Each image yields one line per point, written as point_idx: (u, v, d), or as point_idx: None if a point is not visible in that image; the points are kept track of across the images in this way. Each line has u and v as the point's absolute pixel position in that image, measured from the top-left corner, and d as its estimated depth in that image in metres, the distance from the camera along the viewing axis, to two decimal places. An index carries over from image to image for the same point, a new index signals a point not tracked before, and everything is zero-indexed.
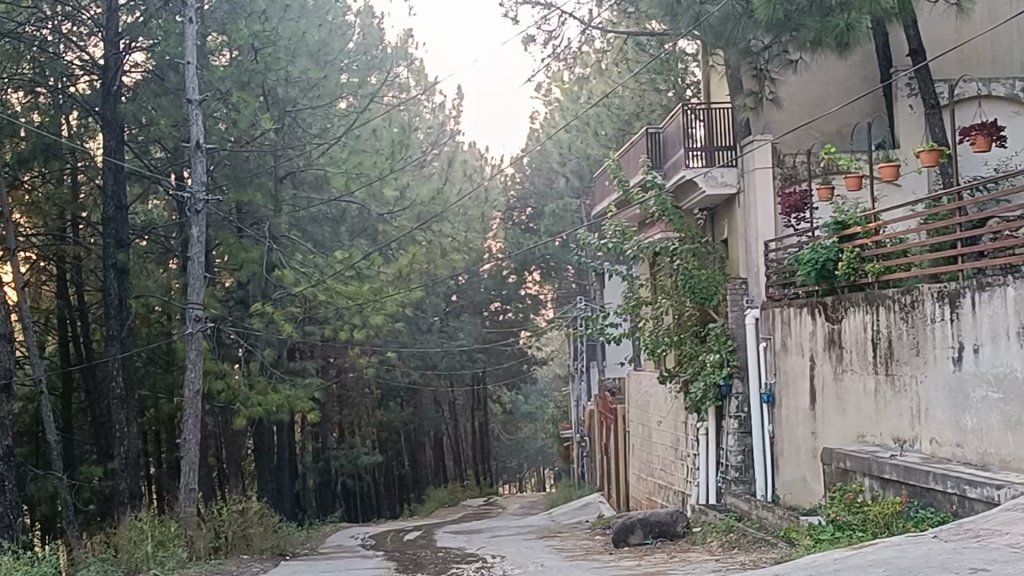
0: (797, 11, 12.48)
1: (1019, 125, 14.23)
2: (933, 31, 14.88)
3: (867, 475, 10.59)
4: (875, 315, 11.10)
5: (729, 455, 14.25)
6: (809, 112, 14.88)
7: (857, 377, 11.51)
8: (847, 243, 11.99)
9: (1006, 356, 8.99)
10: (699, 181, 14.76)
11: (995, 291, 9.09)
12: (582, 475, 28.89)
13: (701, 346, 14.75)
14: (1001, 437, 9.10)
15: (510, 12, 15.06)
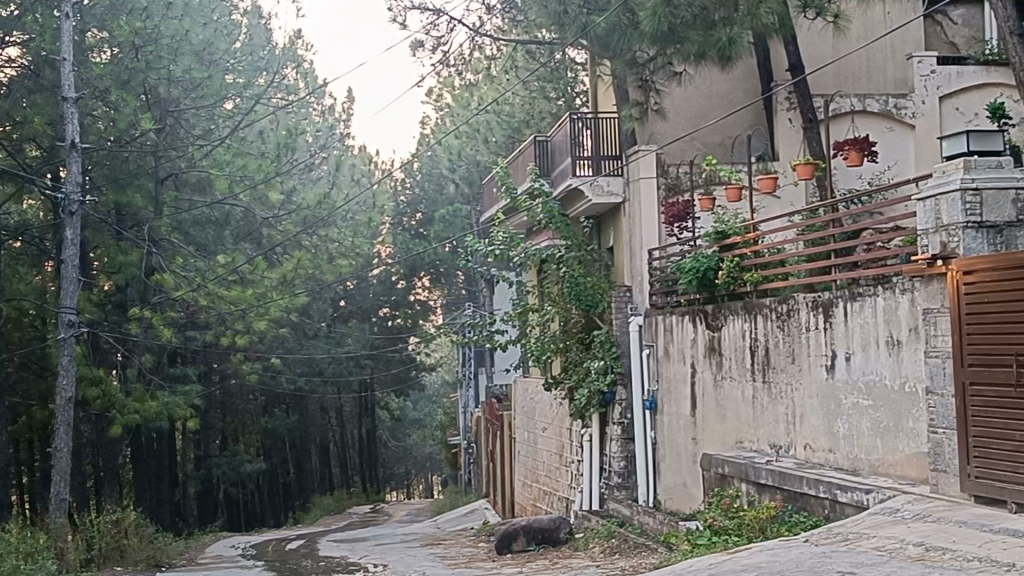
0: (682, 24, 12.70)
1: (890, 141, 14.86)
2: (810, 43, 15.25)
3: (744, 481, 10.80)
4: (752, 323, 11.36)
5: (613, 461, 14.41)
6: (693, 124, 15.09)
7: (735, 385, 11.74)
8: (727, 253, 12.27)
9: (876, 364, 9.35)
10: (586, 189, 14.88)
11: (866, 300, 9.47)
12: (469, 482, 28.85)
13: (586, 353, 14.87)
14: (871, 443, 9.43)
15: (398, 17, 14.95)
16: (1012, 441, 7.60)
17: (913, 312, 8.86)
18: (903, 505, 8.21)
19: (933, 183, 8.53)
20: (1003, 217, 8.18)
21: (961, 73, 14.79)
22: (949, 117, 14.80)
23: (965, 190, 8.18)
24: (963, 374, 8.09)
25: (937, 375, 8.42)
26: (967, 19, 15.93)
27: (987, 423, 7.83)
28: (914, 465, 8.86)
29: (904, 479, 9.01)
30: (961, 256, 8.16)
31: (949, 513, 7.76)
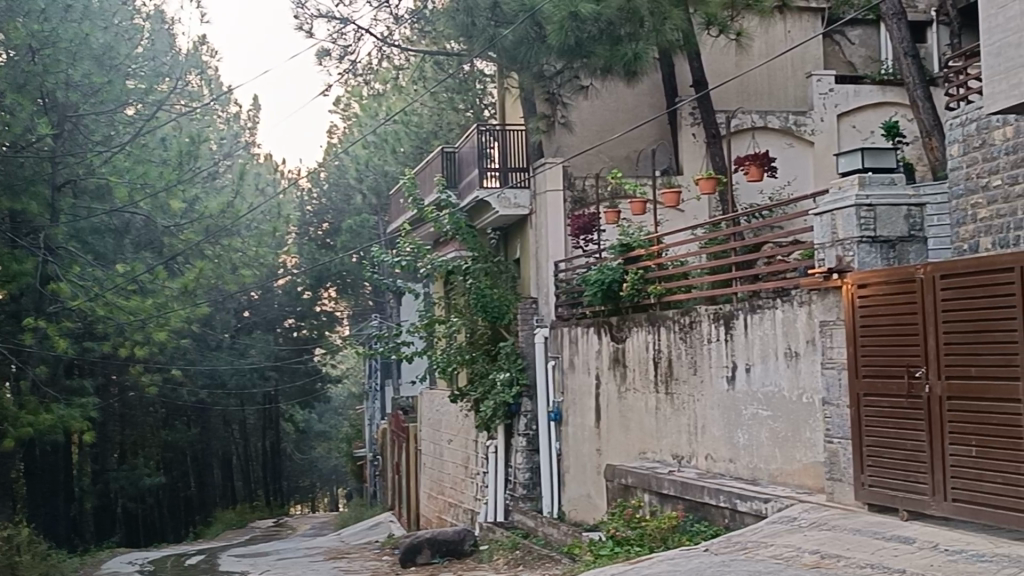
0: (589, 39, 13.01)
1: (790, 156, 15.17)
2: (713, 59, 15.53)
3: (646, 491, 10.90)
4: (656, 335, 11.50)
5: (518, 472, 14.42)
6: (599, 137, 15.20)
7: (639, 396, 11.87)
8: (631, 265, 12.41)
9: (774, 375, 9.56)
10: (492, 202, 14.94)
11: (766, 312, 9.69)
12: (374, 494, 28.62)
13: (491, 365, 14.85)
14: (769, 453, 9.62)
15: (306, 25, 14.81)
16: (904, 449, 7.83)
17: (809, 323, 9.09)
18: (800, 514, 8.39)
19: (828, 200, 8.75)
20: (896, 232, 8.43)
21: (859, 92, 15.25)
22: (845, 134, 15.26)
23: (859, 206, 8.41)
24: (857, 385, 8.30)
25: (833, 386, 8.64)
26: (864, 39, 16.37)
27: (880, 433, 8.05)
28: (810, 474, 9.09)
29: (801, 488, 9.22)
30: (855, 270, 8.40)
31: (844, 520, 7.97)
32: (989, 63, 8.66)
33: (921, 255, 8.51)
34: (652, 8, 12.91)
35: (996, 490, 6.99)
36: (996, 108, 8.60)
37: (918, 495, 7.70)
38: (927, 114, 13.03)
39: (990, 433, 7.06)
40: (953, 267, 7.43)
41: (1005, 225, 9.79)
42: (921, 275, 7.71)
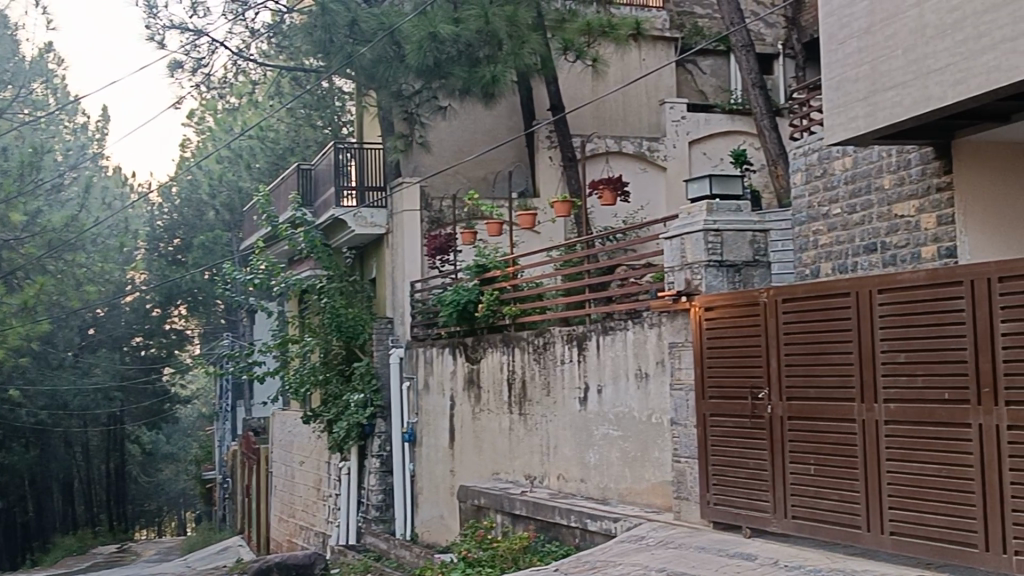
0: (448, 60, 13.18)
1: (643, 181, 15.44)
2: (570, 83, 15.77)
3: (499, 512, 10.92)
4: (510, 356, 11.58)
5: (371, 494, 14.22)
6: (456, 158, 15.23)
7: (493, 416, 11.91)
8: (487, 286, 12.48)
9: (625, 397, 9.75)
10: (349, 220, 14.84)
11: (617, 333, 9.86)
12: (223, 518, 27.89)
13: (346, 385, 14.58)
14: (620, 472, 9.79)
15: (157, 35, 14.43)
16: (747, 468, 8.05)
17: (659, 345, 9.30)
18: (647, 532, 8.54)
19: (677, 225, 8.97)
20: (742, 257, 8.71)
21: (708, 120, 15.73)
22: (697, 161, 15.66)
23: (707, 230, 8.63)
24: (704, 405, 8.52)
25: (680, 407, 8.86)
26: (715, 69, 16.89)
27: (725, 452, 8.27)
28: (658, 493, 9.28)
29: (650, 507, 9.41)
30: (703, 293, 8.62)
31: (690, 538, 8.14)
32: (829, 96, 9.05)
33: (766, 280, 8.81)
34: (511, 31, 13.16)
35: (833, 507, 7.25)
36: (835, 139, 9.01)
37: (759, 513, 7.92)
38: (773, 144, 13.52)
39: (829, 452, 7.31)
40: (794, 292, 7.68)
41: (845, 251, 10.24)
42: (765, 299, 7.94)
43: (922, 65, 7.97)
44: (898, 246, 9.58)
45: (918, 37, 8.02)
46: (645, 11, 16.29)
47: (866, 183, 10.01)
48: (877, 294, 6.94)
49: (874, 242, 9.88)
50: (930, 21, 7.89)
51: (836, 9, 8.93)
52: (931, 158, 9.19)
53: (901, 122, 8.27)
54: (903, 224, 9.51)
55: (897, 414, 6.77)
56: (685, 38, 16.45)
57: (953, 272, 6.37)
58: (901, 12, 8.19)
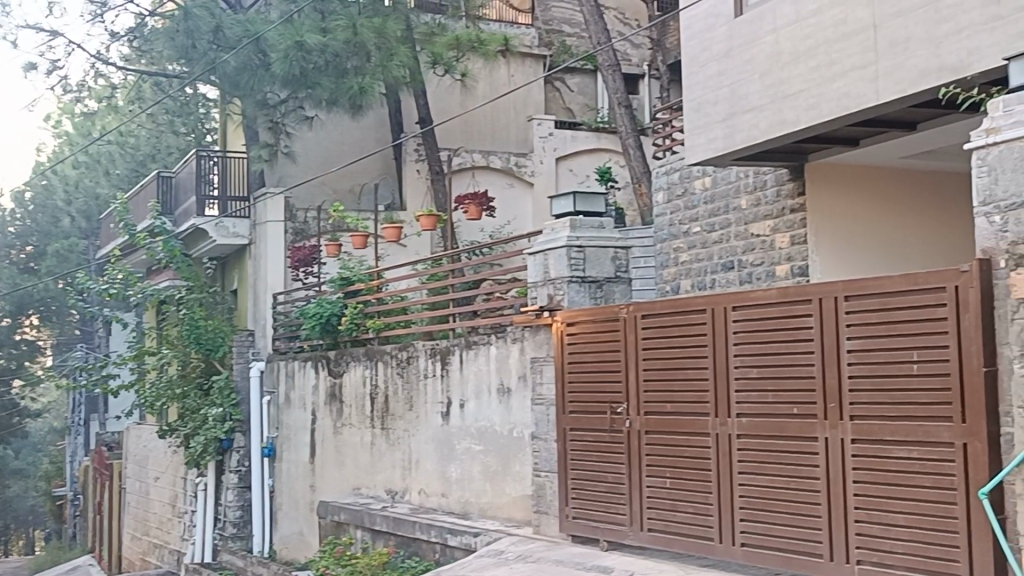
0: (314, 70, 13.02)
1: (509, 196, 15.53)
2: (438, 97, 15.78)
3: (359, 528, 10.80)
4: (373, 370, 11.48)
5: (228, 510, 13.87)
6: (322, 168, 15.07)
7: (354, 431, 11.79)
8: (350, 299, 12.38)
9: (486, 411, 9.78)
10: (209, 229, 14.43)
11: (480, 348, 9.88)
12: (73, 535, 26.84)
13: (204, 400, 14.08)
14: (481, 486, 9.81)
15: (9, 35, 13.90)
16: (605, 482, 8.15)
17: (521, 360, 9.37)
18: (507, 547, 8.56)
19: (541, 240, 9.04)
20: (603, 273, 8.84)
21: (575, 138, 15.91)
22: (563, 177, 15.83)
23: (570, 247, 8.73)
24: (564, 420, 8.60)
25: (541, 421, 8.92)
26: (582, 87, 17.13)
27: (584, 467, 8.36)
28: (518, 507, 9.33)
29: (510, 521, 9.45)
30: (565, 308, 8.71)
31: (548, 552, 8.19)
32: (689, 117, 9.27)
33: (626, 295, 9.00)
34: (379, 43, 13.12)
35: (687, 519, 7.39)
36: (695, 159, 9.21)
37: (616, 526, 8.03)
38: (638, 163, 13.77)
39: (683, 466, 7.45)
40: (652, 307, 7.81)
41: (704, 269, 10.45)
42: (624, 314, 8.05)
43: (777, 90, 8.22)
44: (753, 264, 9.85)
45: (773, 63, 8.28)
46: (514, 28, 16.44)
47: (725, 203, 10.27)
48: (731, 310, 7.11)
49: (730, 261, 10.12)
50: (785, 47, 8.15)
51: (697, 33, 9.14)
52: (786, 180, 9.48)
53: (758, 144, 8.51)
54: (759, 243, 9.77)
55: (749, 428, 6.95)
56: (553, 56, 16.67)
57: (803, 290, 6.56)
58: (757, 37, 8.44)
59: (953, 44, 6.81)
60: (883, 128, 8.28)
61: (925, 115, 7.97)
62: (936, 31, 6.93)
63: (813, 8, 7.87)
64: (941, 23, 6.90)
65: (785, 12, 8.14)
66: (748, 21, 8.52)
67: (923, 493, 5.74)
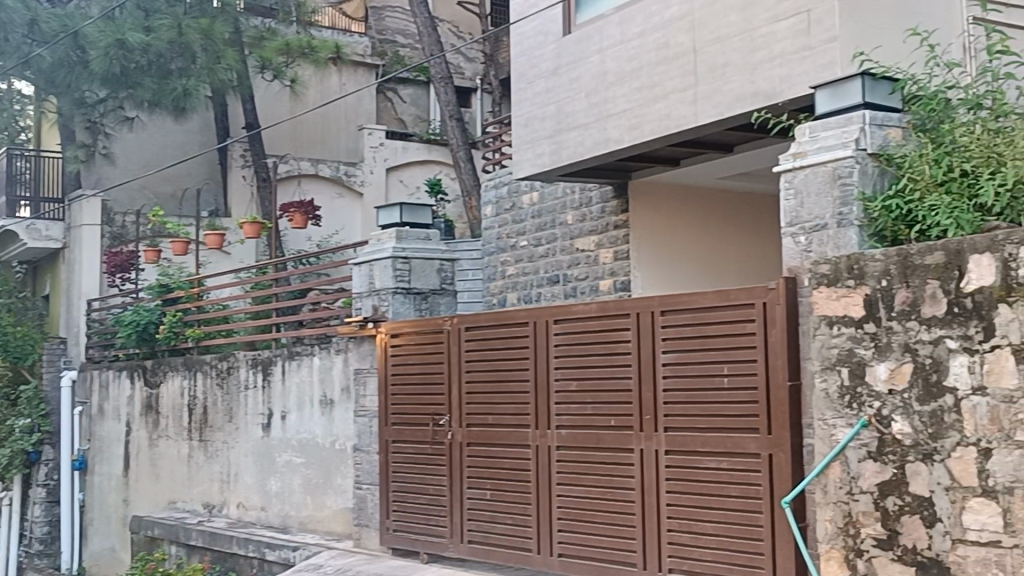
0: (135, 69, 12.63)
1: (338, 206, 15.36)
2: (266, 102, 15.51)
3: (173, 543, 10.48)
4: (192, 381, 11.15)
5: (34, 526, 13.16)
6: (142, 171, 14.69)
7: (170, 443, 11.43)
8: (169, 307, 12.01)
9: (309, 423, 9.63)
10: (20, 232, 13.64)
11: (303, 359, 9.73)
12: None
13: (10, 410, 13.43)
14: (301, 499, 9.66)
15: None
16: (426, 494, 8.15)
17: (345, 371, 9.27)
18: (326, 560, 8.45)
19: (367, 251, 8.99)
20: (429, 285, 8.85)
21: (406, 149, 15.88)
22: (393, 188, 15.77)
23: (396, 258, 8.71)
24: (387, 432, 8.56)
25: (364, 433, 8.86)
26: (415, 98, 17.12)
27: (405, 479, 8.34)
28: (338, 520, 9.25)
29: (331, 534, 9.34)
30: (389, 320, 8.67)
31: (368, 565, 8.12)
32: (518, 132, 9.38)
33: (451, 307, 9.03)
34: (205, 45, 12.79)
35: (506, 530, 7.46)
36: (522, 174, 9.33)
37: (436, 538, 8.03)
38: (468, 175, 13.84)
39: (503, 477, 7.52)
40: (474, 320, 7.84)
41: (531, 281, 10.56)
42: (448, 326, 8.06)
43: (602, 108, 8.41)
44: (578, 278, 10.00)
45: (599, 82, 8.47)
46: (347, 36, 16.31)
47: (551, 218, 10.41)
48: (553, 323, 7.20)
49: (556, 275, 10.26)
50: (610, 67, 8.35)
51: (526, 49, 9.27)
52: (610, 197, 9.70)
53: (582, 161, 8.69)
54: (584, 257, 9.95)
55: (567, 439, 7.05)
56: (386, 66, 16.62)
57: (621, 304, 6.71)
58: (584, 57, 8.62)
59: (767, 70, 7.10)
60: (702, 149, 8.56)
61: (740, 138, 8.28)
62: (751, 58, 7.21)
63: (638, 31, 8.09)
64: (756, 50, 7.19)
65: (611, 33, 8.34)
66: (576, 41, 8.70)
67: (731, 503, 5.96)
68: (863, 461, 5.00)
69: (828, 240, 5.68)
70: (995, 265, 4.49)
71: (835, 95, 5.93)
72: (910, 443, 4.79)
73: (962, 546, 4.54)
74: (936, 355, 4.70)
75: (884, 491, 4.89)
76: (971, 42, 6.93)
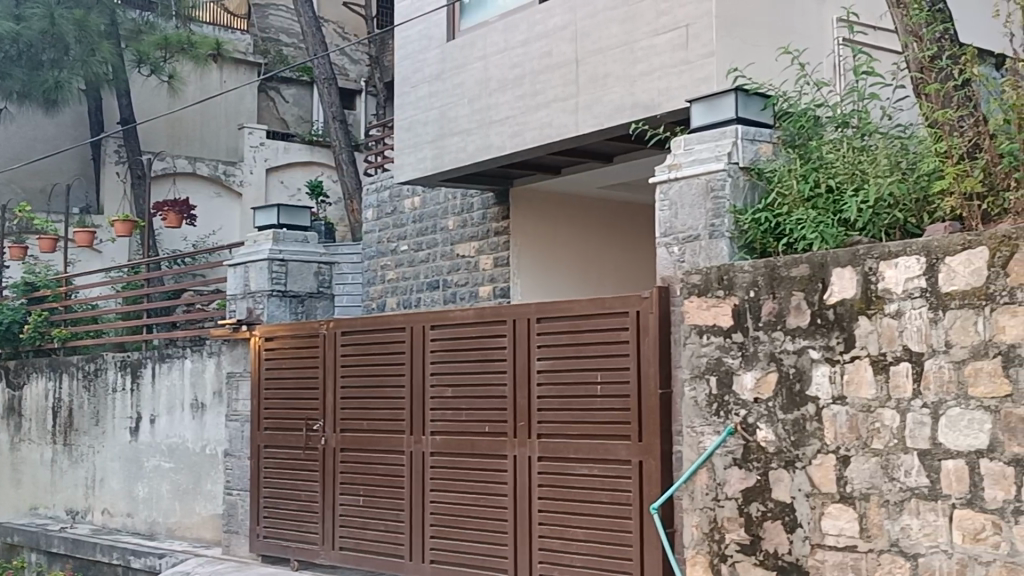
0: (4, 58, 12.21)
1: (216, 206, 15.07)
2: (143, 97, 15.12)
3: (33, 550, 10.11)
4: (57, 383, 10.80)
5: None
6: (10, 164, 14.24)
7: (33, 447, 11.05)
8: (35, 306, 11.56)
9: (179, 428, 9.41)
10: None
11: (174, 361, 9.50)
12: None
13: None
14: (169, 505, 9.43)
15: None
16: (298, 500, 8.04)
17: (217, 375, 9.08)
18: (194, 568, 8.27)
19: (243, 252, 8.86)
20: (305, 288, 8.75)
21: (288, 149, 15.69)
22: (273, 189, 15.56)
23: (272, 260, 8.58)
24: (259, 437, 8.42)
25: (235, 438, 8.71)
26: (298, 99, 16.88)
27: (277, 485, 8.22)
28: (207, 527, 9.06)
29: (199, 541, 9.13)
30: (264, 323, 8.52)
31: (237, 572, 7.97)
32: (400, 136, 9.34)
33: (328, 311, 8.97)
34: (79, 37, 12.42)
35: (378, 537, 7.40)
36: (403, 178, 9.29)
37: (307, 544, 7.93)
38: (351, 178, 13.71)
39: (376, 483, 7.46)
40: (351, 324, 7.78)
41: (410, 287, 10.42)
42: (323, 330, 7.97)
43: (485, 115, 8.43)
44: (459, 284, 9.98)
45: (482, 88, 8.48)
46: (228, 33, 16.00)
47: (432, 223, 10.31)
48: (429, 330, 7.18)
49: (435, 280, 10.18)
50: (493, 75, 8.38)
51: (410, 53, 9.23)
52: (492, 204, 9.71)
53: (464, 167, 8.69)
54: (464, 263, 9.91)
55: (442, 445, 7.03)
56: (268, 64, 16.41)
57: (498, 311, 6.72)
58: (468, 63, 8.63)
59: (646, 83, 7.21)
60: (582, 158, 8.64)
61: (620, 149, 8.39)
62: (631, 70, 7.31)
63: (521, 39, 8.14)
64: (636, 63, 7.29)
65: (495, 40, 8.37)
66: (460, 46, 8.71)
67: (602, 509, 6.02)
68: (728, 468, 5.11)
69: (700, 251, 5.81)
70: (856, 278, 4.64)
71: (711, 108, 6.03)
72: (774, 450, 4.91)
73: (821, 550, 4.69)
74: (800, 365, 4.82)
75: (748, 497, 5.00)
76: (842, 63, 7.11)
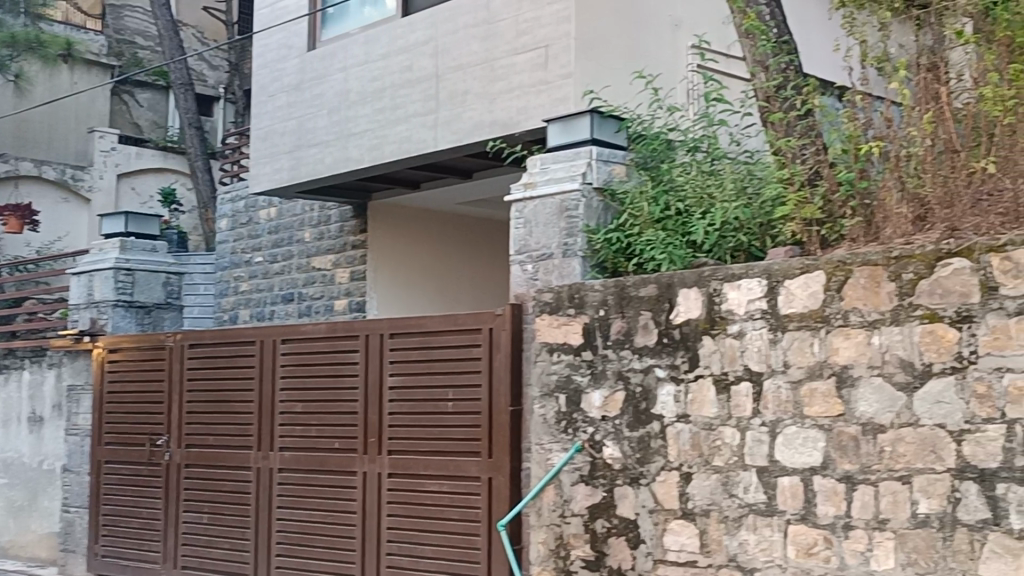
0: None
1: (62, 212, 14.52)
2: None
3: None
4: None
5: None
6: None
7: None
8: None
9: (15, 441, 9.04)
10: None
11: (13, 373, 9.19)
12: None
13: None
14: (3, 522, 9.04)
15: None
16: (140, 518, 7.79)
17: (57, 387, 8.72)
18: None
19: (87, 260, 8.60)
20: (153, 298, 8.56)
21: (140, 155, 15.34)
22: (124, 195, 15.16)
23: (118, 269, 8.37)
24: (100, 452, 8.14)
25: (74, 453, 8.38)
26: (152, 104, 16.47)
27: (118, 502, 7.95)
28: (42, 546, 8.69)
29: (34, 560, 8.77)
30: (108, 334, 8.26)
31: None
32: (256, 146, 9.18)
33: (176, 323, 8.76)
34: None
35: (222, 555, 7.23)
36: (259, 189, 9.13)
37: (148, 563, 7.69)
38: (206, 186, 13.40)
39: (221, 500, 7.28)
40: (200, 336, 7.60)
41: (264, 299, 10.17)
42: (170, 342, 7.77)
43: (344, 127, 8.36)
44: (313, 297, 9.73)
45: (341, 100, 8.41)
46: (80, 32, 15.50)
47: (288, 235, 10.13)
48: (279, 344, 7.07)
49: (290, 292, 9.92)
50: (353, 87, 8.31)
51: (269, 62, 9.09)
52: (349, 217, 9.61)
53: (321, 179, 8.59)
54: (320, 276, 9.73)
55: (290, 462, 6.90)
56: (122, 67, 15.97)
57: (350, 325, 6.66)
58: (328, 74, 8.53)
59: (505, 101, 7.25)
60: (441, 173, 8.64)
61: (478, 166, 8.42)
62: (491, 87, 7.35)
63: (382, 52, 8.10)
64: (495, 80, 7.32)
65: (355, 52, 8.31)
66: (319, 57, 8.61)
67: (452, 526, 6.00)
68: (575, 485, 5.17)
69: (553, 269, 5.86)
70: (701, 299, 4.76)
71: (566, 129, 6.11)
72: (619, 468, 4.99)
73: (663, 566, 4.77)
74: (646, 384, 4.92)
75: (594, 513, 5.07)
76: (692, 88, 7.39)
